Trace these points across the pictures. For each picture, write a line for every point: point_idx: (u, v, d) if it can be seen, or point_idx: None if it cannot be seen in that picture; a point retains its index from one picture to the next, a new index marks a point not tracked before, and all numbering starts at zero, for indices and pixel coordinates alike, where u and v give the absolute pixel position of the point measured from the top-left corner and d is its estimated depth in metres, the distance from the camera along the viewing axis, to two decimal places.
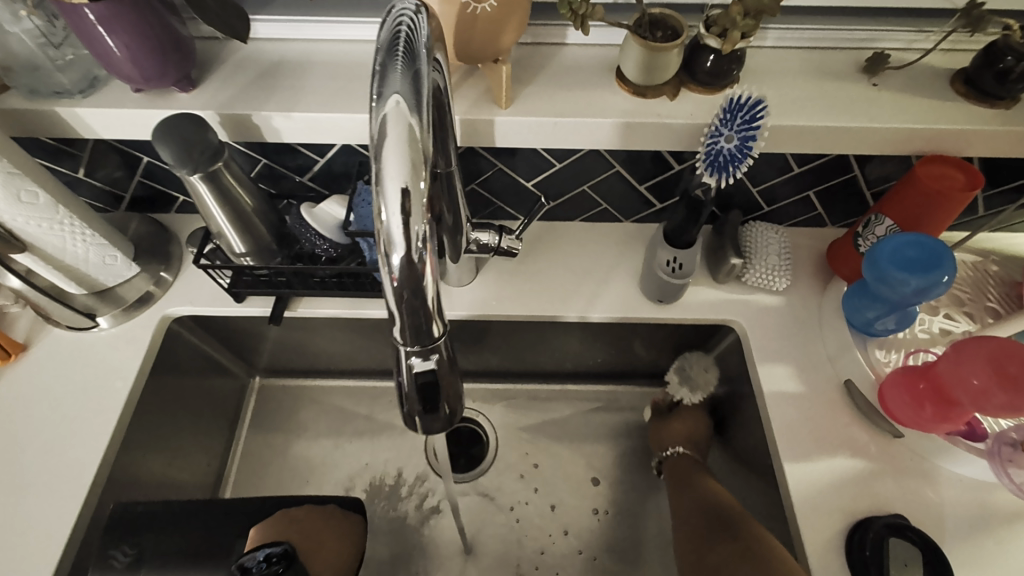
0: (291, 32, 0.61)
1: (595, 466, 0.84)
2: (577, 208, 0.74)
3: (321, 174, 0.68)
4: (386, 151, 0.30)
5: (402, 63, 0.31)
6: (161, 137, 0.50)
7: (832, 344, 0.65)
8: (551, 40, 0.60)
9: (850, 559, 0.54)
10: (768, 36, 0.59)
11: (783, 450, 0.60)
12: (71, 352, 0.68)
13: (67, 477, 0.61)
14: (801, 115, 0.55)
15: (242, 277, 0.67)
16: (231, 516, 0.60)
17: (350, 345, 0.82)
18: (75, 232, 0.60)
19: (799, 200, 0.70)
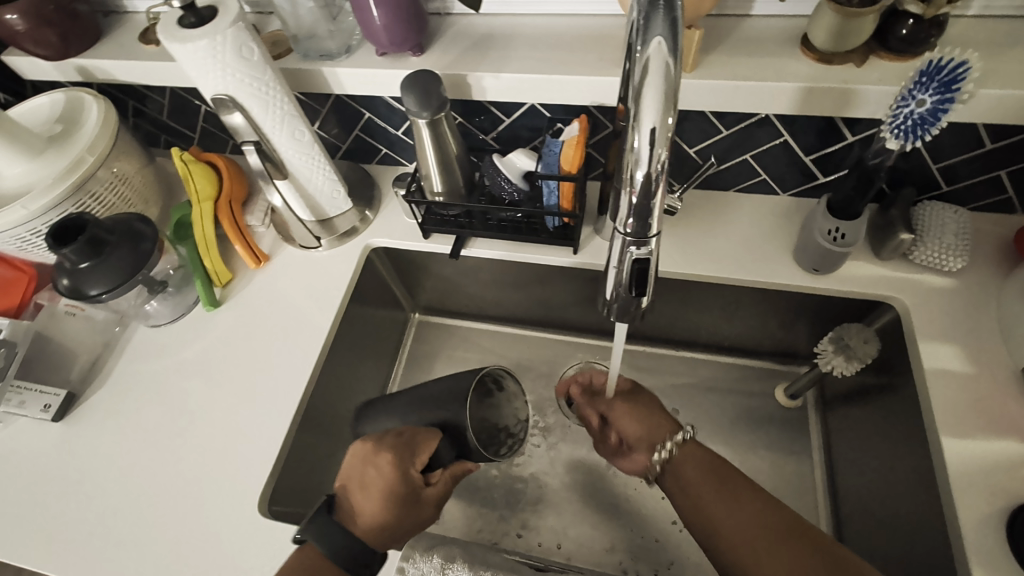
0: (500, 7, 0.71)
1: (720, 432, 0.87)
2: (734, 178, 0.77)
3: (505, 133, 0.78)
4: (645, 92, 0.36)
5: (663, 13, 0.36)
6: (406, 89, 0.62)
7: (1011, 331, 0.63)
8: (735, 12, 0.64)
9: (1012, 539, 0.53)
10: (974, 5, 0.58)
11: (941, 426, 0.60)
12: (299, 265, 0.86)
13: (295, 358, 0.78)
14: (1008, 83, 0.54)
15: (432, 216, 0.81)
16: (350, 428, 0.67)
17: (503, 291, 0.93)
18: (319, 165, 0.76)
19: (986, 180, 0.67)
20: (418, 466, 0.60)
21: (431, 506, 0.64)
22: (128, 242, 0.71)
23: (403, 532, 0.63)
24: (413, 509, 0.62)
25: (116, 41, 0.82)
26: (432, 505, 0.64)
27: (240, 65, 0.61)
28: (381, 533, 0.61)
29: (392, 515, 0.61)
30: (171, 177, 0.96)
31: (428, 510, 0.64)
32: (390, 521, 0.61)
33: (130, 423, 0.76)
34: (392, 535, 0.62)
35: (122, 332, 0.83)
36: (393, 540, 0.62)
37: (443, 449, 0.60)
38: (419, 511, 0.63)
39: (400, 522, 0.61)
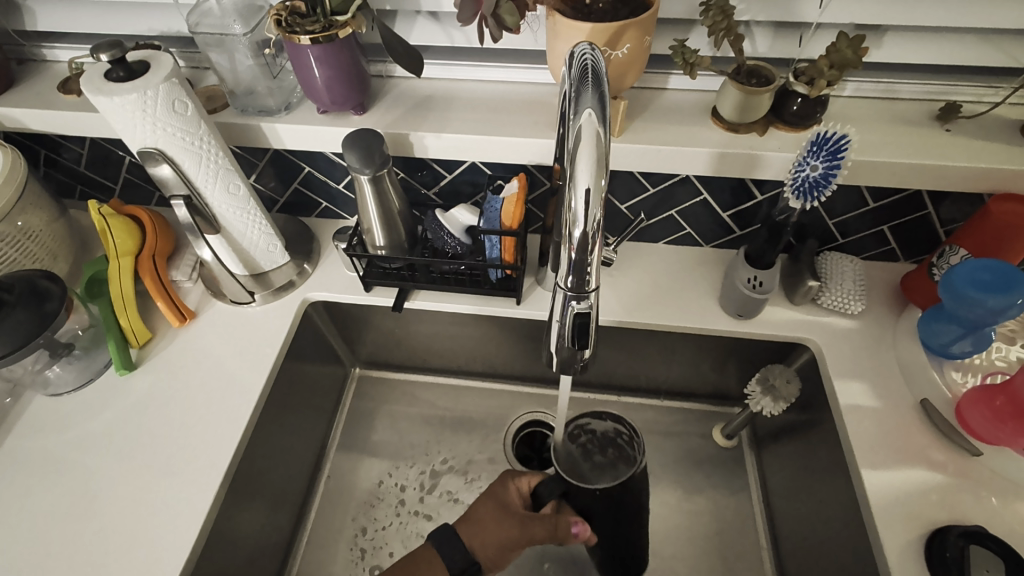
0: (440, 72, 0.75)
1: (665, 477, 0.89)
2: (662, 231, 0.83)
3: (447, 188, 0.80)
4: (579, 158, 0.38)
5: (592, 87, 0.39)
6: (349, 145, 0.63)
7: (907, 365, 0.70)
8: (654, 85, 0.71)
9: (931, 563, 0.57)
10: (848, 87, 0.69)
11: (861, 459, 0.65)
12: (230, 321, 0.81)
13: (222, 424, 0.72)
14: (880, 153, 0.63)
15: (374, 268, 0.80)
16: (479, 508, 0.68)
17: (447, 342, 0.92)
18: (255, 220, 0.73)
19: (874, 234, 0.76)
20: (518, 482, 0.68)
21: (521, 530, 0.63)
22: (30, 303, 0.65)
23: (489, 548, 0.65)
24: (501, 515, 0.65)
25: (30, 90, 0.78)
26: (520, 527, 0.64)
27: (173, 119, 0.59)
28: (467, 534, 0.65)
29: (482, 512, 0.66)
30: (86, 230, 0.90)
31: (514, 528, 0.64)
32: (479, 522, 0.66)
33: (15, 511, 0.66)
34: (475, 539, 0.65)
35: (14, 403, 0.74)
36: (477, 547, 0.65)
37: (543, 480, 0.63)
38: (504, 523, 0.65)
39: (486, 523, 0.65)
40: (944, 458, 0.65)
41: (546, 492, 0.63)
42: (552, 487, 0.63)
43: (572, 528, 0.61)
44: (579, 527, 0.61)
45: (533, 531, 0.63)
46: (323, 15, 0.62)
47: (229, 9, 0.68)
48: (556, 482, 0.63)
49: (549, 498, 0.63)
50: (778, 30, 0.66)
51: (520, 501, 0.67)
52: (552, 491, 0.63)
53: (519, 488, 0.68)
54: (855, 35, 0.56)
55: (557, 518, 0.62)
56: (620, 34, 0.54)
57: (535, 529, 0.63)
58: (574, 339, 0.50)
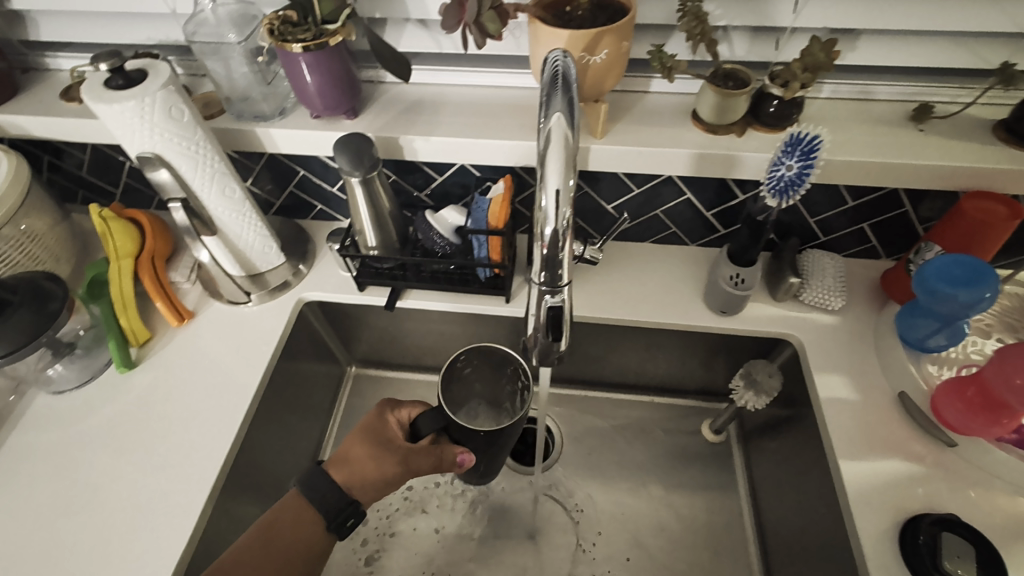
0: (429, 77, 0.77)
1: (653, 471, 0.91)
2: (648, 230, 0.85)
3: (438, 190, 0.83)
4: (548, 159, 0.40)
5: (562, 92, 0.41)
6: (339, 149, 0.65)
7: (886, 360, 0.72)
8: (637, 88, 0.73)
9: (905, 551, 0.59)
10: (824, 89, 0.71)
11: (839, 451, 0.66)
12: (227, 321, 0.83)
13: (219, 419, 0.74)
14: (855, 152, 0.65)
15: (367, 268, 0.82)
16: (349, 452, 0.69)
17: (440, 340, 0.94)
18: (250, 222, 0.75)
19: (854, 231, 0.78)
20: (398, 415, 0.72)
21: (404, 465, 0.68)
22: (33, 303, 0.67)
23: (372, 486, 0.68)
24: (382, 451, 0.68)
25: (34, 98, 0.80)
26: (403, 462, 0.68)
27: (170, 126, 0.62)
28: (344, 473, 0.68)
29: (361, 451, 0.68)
30: (88, 233, 0.92)
31: (397, 463, 0.68)
32: (359, 462, 0.68)
33: (19, 504, 0.69)
34: (360, 478, 0.68)
35: (17, 401, 0.77)
36: (358, 487, 0.67)
37: (422, 415, 0.69)
38: (385, 457, 0.68)
39: (368, 461, 0.68)
40: (922, 449, 0.66)
41: (424, 426, 0.68)
42: (431, 422, 0.68)
43: (458, 457, 0.69)
44: (465, 455, 0.69)
45: (417, 463, 0.68)
46: (315, 24, 0.64)
47: (224, 18, 0.70)
48: (435, 416, 0.68)
49: (427, 432, 0.68)
50: (755, 35, 0.68)
51: (399, 433, 0.70)
52: (432, 426, 0.68)
53: (398, 420, 0.72)
54: (827, 39, 0.58)
55: (444, 450, 0.69)
56: (597, 40, 0.56)
57: (418, 462, 0.68)
58: (549, 332, 0.52)
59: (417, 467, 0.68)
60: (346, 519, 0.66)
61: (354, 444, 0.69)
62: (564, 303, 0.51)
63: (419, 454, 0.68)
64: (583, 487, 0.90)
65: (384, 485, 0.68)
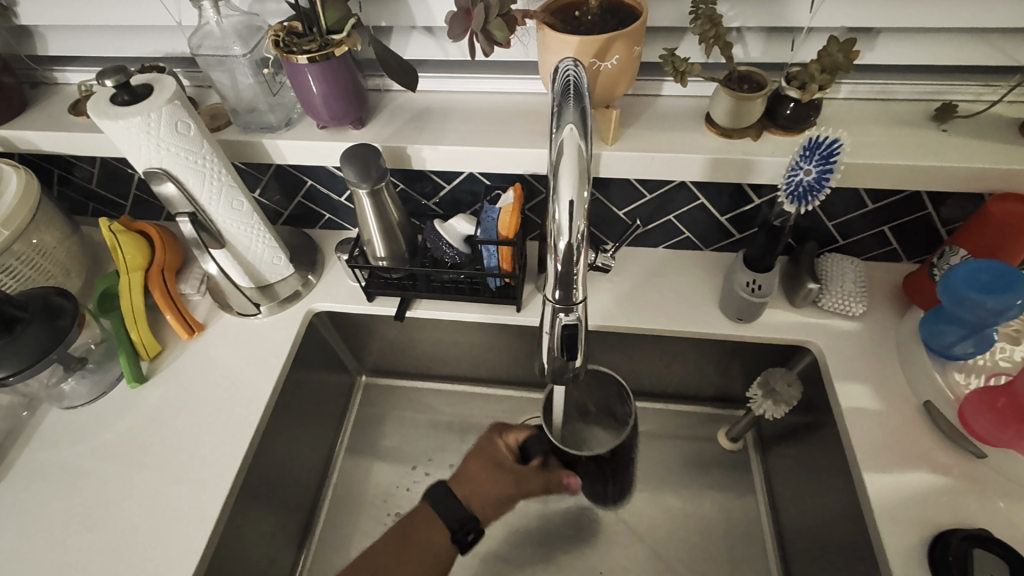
0: (437, 85, 0.76)
1: (669, 480, 0.89)
2: (661, 235, 0.83)
3: (446, 198, 0.82)
4: (561, 172, 0.39)
5: (574, 103, 0.40)
6: (346, 161, 0.64)
7: (910, 367, 0.70)
8: (648, 92, 0.72)
9: (935, 567, 0.57)
10: (842, 90, 0.69)
11: (863, 461, 0.64)
12: (237, 332, 0.82)
13: (230, 432, 0.74)
14: (875, 155, 0.63)
15: (375, 278, 0.81)
16: (467, 473, 0.76)
17: (451, 349, 0.93)
18: (258, 233, 0.75)
19: (874, 234, 0.76)
20: (507, 439, 0.77)
21: (515, 484, 0.74)
22: (44, 319, 0.67)
23: (488, 502, 0.74)
24: (497, 472, 0.75)
25: (42, 113, 0.80)
26: (518, 479, 0.74)
27: (176, 140, 0.61)
28: (463, 491, 0.74)
29: (478, 472, 0.75)
30: (98, 246, 0.92)
31: (510, 482, 0.74)
32: (478, 479, 0.75)
33: (34, 520, 0.69)
34: (478, 495, 0.74)
35: (31, 416, 0.77)
36: (478, 503, 0.74)
37: (533, 436, 0.75)
38: (502, 478, 0.74)
39: (485, 481, 0.75)
40: (949, 460, 0.64)
41: (534, 447, 0.74)
42: (541, 443, 0.73)
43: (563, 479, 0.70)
44: (571, 478, 0.69)
45: (527, 484, 0.73)
46: (320, 35, 0.63)
47: (229, 30, 0.69)
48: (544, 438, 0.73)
49: (536, 453, 0.74)
50: (769, 35, 0.66)
51: (511, 457, 0.76)
52: (540, 447, 0.73)
53: (506, 443, 0.77)
54: (846, 40, 0.56)
55: (552, 472, 0.71)
56: (608, 46, 0.55)
57: (529, 483, 0.73)
58: (564, 347, 0.51)
59: (529, 488, 0.73)
60: (467, 532, 0.71)
61: (473, 464, 0.77)
62: (580, 318, 0.50)
63: (531, 475, 0.73)
64: None
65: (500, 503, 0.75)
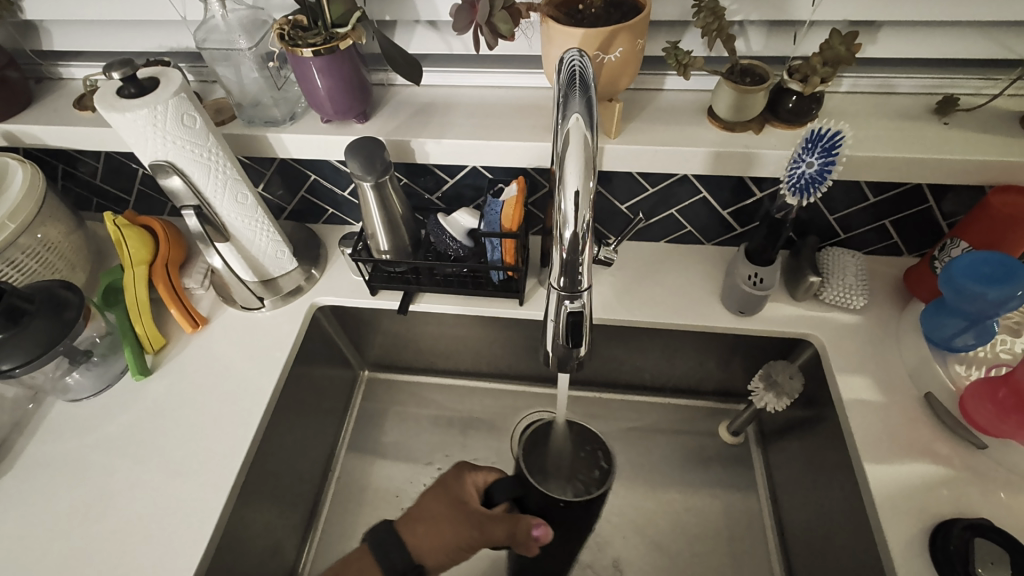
0: (440, 80, 0.76)
1: (669, 473, 0.89)
2: (663, 229, 0.83)
3: (449, 193, 0.82)
4: (568, 160, 0.39)
5: (579, 93, 0.41)
6: (351, 153, 0.65)
7: (911, 359, 0.70)
8: (650, 86, 0.72)
9: (936, 557, 0.57)
10: (844, 83, 0.69)
11: (864, 453, 0.65)
12: (240, 326, 0.83)
13: (235, 425, 0.74)
14: (876, 147, 0.63)
15: (379, 272, 0.82)
16: (417, 516, 0.67)
17: (453, 343, 0.93)
18: (263, 227, 0.75)
19: (875, 228, 0.76)
20: (476, 478, 0.67)
21: (475, 530, 0.62)
22: (50, 311, 0.67)
23: (440, 551, 0.64)
24: (454, 513, 0.64)
25: (48, 107, 0.81)
26: (476, 529, 0.62)
27: (182, 133, 0.61)
28: (412, 537, 0.65)
29: (432, 513, 0.66)
30: (102, 241, 0.93)
31: (469, 528, 0.63)
32: (432, 521, 0.65)
33: (41, 511, 0.69)
34: (427, 541, 0.64)
35: (36, 410, 0.77)
36: (426, 551, 0.64)
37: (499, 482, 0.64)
38: (458, 522, 0.63)
39: (437, 524, 0.65)
40: (950, 452, 0.64)
41: (498, 492, 0.63)
42: (505, 488, 0.63)
43: (533, 529, 0.59)
44: (540, 530, 0.59)
45: (490, 531, 0.61)
46: (325, 28, 0.63)
47: (234, 24, 0.69)
48: (509, 484, 0.63)
49: (501, 500, 0.63)
50: (771, 29, 0.66)
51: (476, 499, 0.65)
52: (505, 493, 0.63)
53: (475, 484, 0.67)
54: (847, 32, 0.57)
55: (519, 518, 0.60)
56: (611, 39, 0.55)
57: (491, 529, 0.61)
58: (568, 336, 0.51)
59: (492, 536, 0.61)
60: None
61: (427, 502, 0.67)
62: (584, 308, 0.50)
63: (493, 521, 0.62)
64: None
65: (451, 553, 0.64)
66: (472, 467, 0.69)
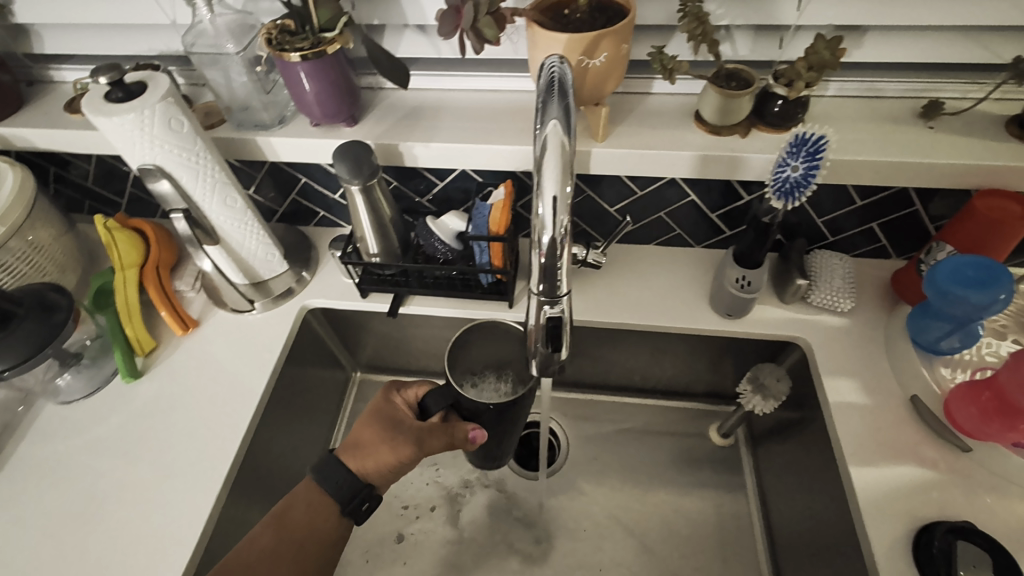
0: (429, 83, 0.77)
1: (659, 475, 0.89)
2: (653, 232, 0.84)
3: (439, 196, 0.82)
4: (545, 167, 0.39)
5: (557, 99, 0.41)
6: (338, 157, 0.65)
7: (897, 363, 0.70)
8: (639, 89, 0.72)
9: (919, 560, 0.58)
10: (830, 87, 0.69)
11: (849, 455, 0.65)
12: (231, 329, 0.83)
13: (226, 427, 0.74)
14: (862, 152, 0.64)
15: (369, 275, 0.82)
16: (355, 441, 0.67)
17: (444, 345, 0.93)
18: (252, 230, 0.75)
19: (863, 231, 0.77)
20: (406, 396, 0.70)
21: (416, 445, 0.65)
22: (39, 314, 0.68)
23: (383, 469, 0.65)
24: (393, 432, 0.65)
25: (39, 110, 0.81)
26: (415, 442, 0.65)
27: (169, 137, 0.62)
28: (352, 460, 0.65)
29: (370, 434, 0.66)
30: (93, 243, 0.93)
31: (409, 443, 0.65)
32: (369, 445, 0.66)
33: (29, 514, 0.69)
34: (371, 463, 0.65)
35: (26, 412, 0.77)
36: (371, 473, 0.65)
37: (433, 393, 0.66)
38: (398, 440, 0.65)
39: (377, 445, 0.65)
40: (935, 455, 0.65)
41: (432, 404, 0.66)
42: (440, 399, 0.66)
43: (469, 433, 0.66)
44: (477, 432, 0.66)
45: (430, 443, 0.65)
46: (313, 33, 0.64)
47: (223, 29, 0.70)
48: (443, 394, 0.66)
49: (436, 410, 0.66)
50: (758, 34, 0.66)
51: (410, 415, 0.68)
52: (439, 404, 0.66)
53: (404, 401, 0.70)
54: (833, 37, 0.56)
55: (454, 425, 0.66)
56: (596, 44, 0.55)
57: (431, 442, 0.65)
58: (548, 340, 0.52)
59: (432, 447, 0.66)
60: (360, 503, 0.64)
61: (360, 426, 0.67)
62: (564, 313, 0.51)
63: (432, 431, 0.66)
64: (589, 493, 0.89)
65: (395, 468, 0.66)
66: (396, 387, 0.71)
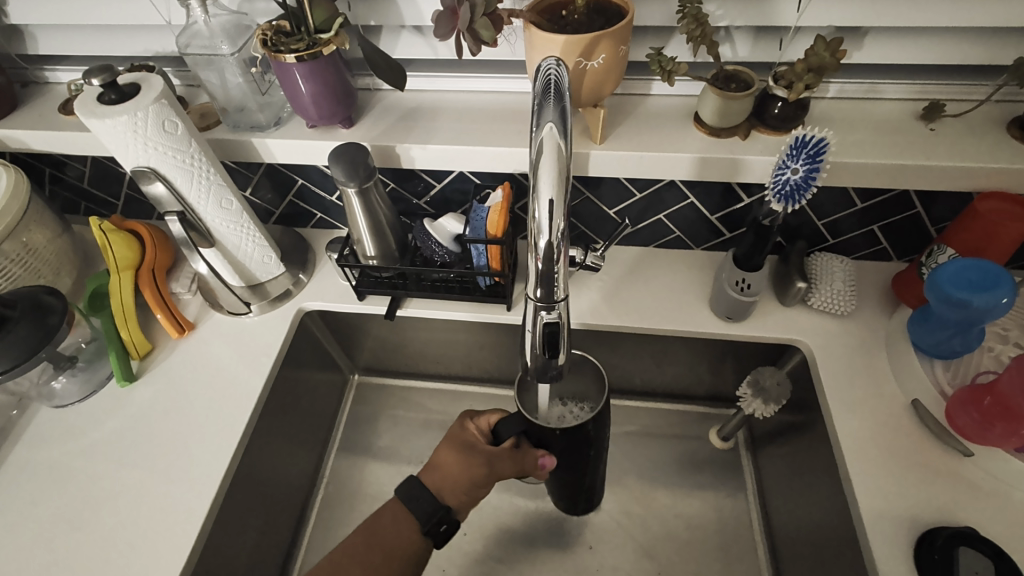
0: (426, 84, 0.76)
1: (659, 478, 0.89)
2: (652, 234, 0.83)
3: (437, 197, 0.82)
4: (541, 170, 0.39)
5: (554, 101, 0.40)
6: (334, 159, 0.64)
7: (898, 366, 0.70)
8: (637, 91, 0.72)
9: (920, 565, 0.57)
10: (831, 89, 0.69)
11: (850, 460, 0.64)
12: (227, 332, 0.82)
13: (221, 431, 0.74)
14: (862, 154, 0.63)
15: (366, 278, 0.81)
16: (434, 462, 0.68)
17: (443, 348, 0.93)
18: (249, 232, 0.75)
19: (864, 233, 0.76)
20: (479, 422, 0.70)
21: (486, 467, 0.65)
22: (33, 317, 0.67)
23: (460, 491, 0.66)
24: (466, 455, 0.66)
25: (33, 111, 0.80)
26: (487, 466, 0.65)
27: (163, 139, 0.61)
28: (433, 480, 0.67)
29: (447, 459, 0.67)
30: (89, 245, 0.93)
31: (480, 466, 0.65)
32: (446, 467, 0.67)
33: (22, 518, 0.69)
34: (448, 484, 0.66)
35: (20, 416, 0.77)
36: (449, 494, 0.66)
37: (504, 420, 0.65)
38: (471, 462, 0.66)
39: (453, 468, 0.66)
40: (937, 458, 0.64)
41: (505, 429, 0.65)
42: (512, 426, 0.64)
43: (539, 459, 0.65)
44: (545, 459, 0.65)
45: (500, 467, 0.65)
46: (308, 34, 0.63)
47: (217, 29, 0.69)
48: (516, 420, 0.64)
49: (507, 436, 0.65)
50: (757, 35, 0.66)
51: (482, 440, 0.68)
52: (512, 429, 0.64)
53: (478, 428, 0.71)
54: (832, 39, 0.56)
55: (525, 452, 0.65)
56: (593, 45, 0.55)
57: (502, 466, 0.65)
58: (546, 345, 0.51)
59: (502, 471, 0.65)
60: (438, 523, 0.65)
61: (439, 450, 0.68)
62: (562, 318, 0.50)
63: (503, 456, 0.65)
64: None
65: (471, 491, 0.66)
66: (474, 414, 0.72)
